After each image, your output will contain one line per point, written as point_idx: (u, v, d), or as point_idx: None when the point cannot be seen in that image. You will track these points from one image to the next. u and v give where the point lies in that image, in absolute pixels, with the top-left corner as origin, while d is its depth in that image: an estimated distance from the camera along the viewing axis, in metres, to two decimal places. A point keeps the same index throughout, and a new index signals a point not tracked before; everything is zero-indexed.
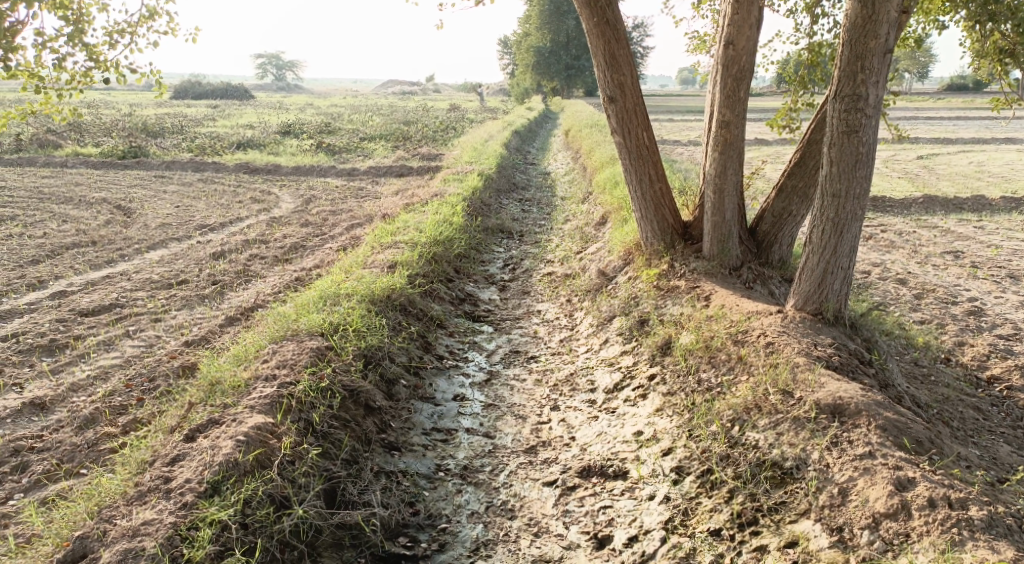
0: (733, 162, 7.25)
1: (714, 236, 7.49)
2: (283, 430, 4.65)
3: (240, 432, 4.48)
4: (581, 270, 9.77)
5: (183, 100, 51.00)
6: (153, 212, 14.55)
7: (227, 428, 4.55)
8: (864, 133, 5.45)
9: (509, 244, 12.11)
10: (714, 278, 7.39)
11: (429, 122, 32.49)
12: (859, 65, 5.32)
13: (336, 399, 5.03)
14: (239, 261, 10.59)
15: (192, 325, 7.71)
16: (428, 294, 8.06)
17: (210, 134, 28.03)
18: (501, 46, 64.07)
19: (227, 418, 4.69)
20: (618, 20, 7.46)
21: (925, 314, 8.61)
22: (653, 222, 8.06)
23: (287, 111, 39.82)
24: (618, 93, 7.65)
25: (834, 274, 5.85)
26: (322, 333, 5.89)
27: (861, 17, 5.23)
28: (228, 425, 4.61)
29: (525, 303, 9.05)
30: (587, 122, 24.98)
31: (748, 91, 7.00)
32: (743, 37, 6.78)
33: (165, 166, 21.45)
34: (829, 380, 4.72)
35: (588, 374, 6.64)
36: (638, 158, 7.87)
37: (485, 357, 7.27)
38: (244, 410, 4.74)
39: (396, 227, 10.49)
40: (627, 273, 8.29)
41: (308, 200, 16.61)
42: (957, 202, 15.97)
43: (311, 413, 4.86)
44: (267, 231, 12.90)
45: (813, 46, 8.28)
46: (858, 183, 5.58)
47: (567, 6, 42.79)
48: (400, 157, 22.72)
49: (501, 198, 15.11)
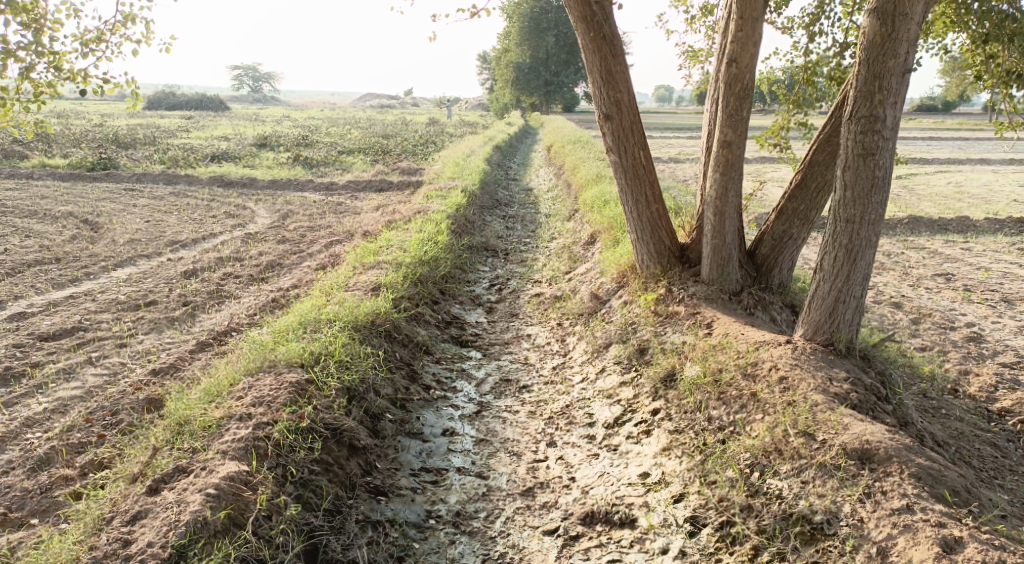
0: (734, 183, 6.94)
1: (714, 260, 7.18)
2: (260, 480, 4.23)
3: (211, 485, 4.06)
4: (571, 291, 9.42)
5: (156, 110, 50.35)
6: (122, 227, 14.01)
7: (197, 480, 4.13)
8: (881, 157, 5.17)
9: (494, 263, 11.73)
10: (714, 304, 7.06)
11: (408, 136, 32.13)
12: (877, 85, 5.05)
13: (318, 441, 4.60)
14: (212, 281, 10.11)
15: (161, 353, 7.24)
16: (413, 319, 7.66)
17: (183, 146, 27.44)
18: (481, 61, 64.06)
19: (197, 466, 4.27)
20: (615, 36, 7.16)
21: (925, 341, 8.35)
22: (649, 244, 7.72)
23: (263, 123, 39.27)
24: (614, 111, 7.34)
25: (845, 304, 5.54)
26: (302, 364, 5.43)
27: (879, 35, 4.98)
28: (198, 475, 4.19)
29: (513, 326, 8.67)
30: (569, 138, 24.77)
31: (751, 110, 6.71)
32: (746, 54, 6.50)
33: (136, 178, 20.84)
34: (855, 422, 4.46)
35: (584, 406, 6.27)
36: (635, 178, 7.56)
37: (474, 387, 6.87)
38: (215, 456, 4.31)
39: (378, 246, 10.07)
40: (622, 297, 7.95)
41: (285, 215, 16.12)
42: (941, 223, 15.87)
43: (290, 458, 4.43)
44: (242, 248, 12.44)
45: (807, 63, 7.99)
46: (873, 209, 5.29)
47: (547, 23, 42.84)
48: (380, 171, 22.30)
49: (484, 215, 14.75)
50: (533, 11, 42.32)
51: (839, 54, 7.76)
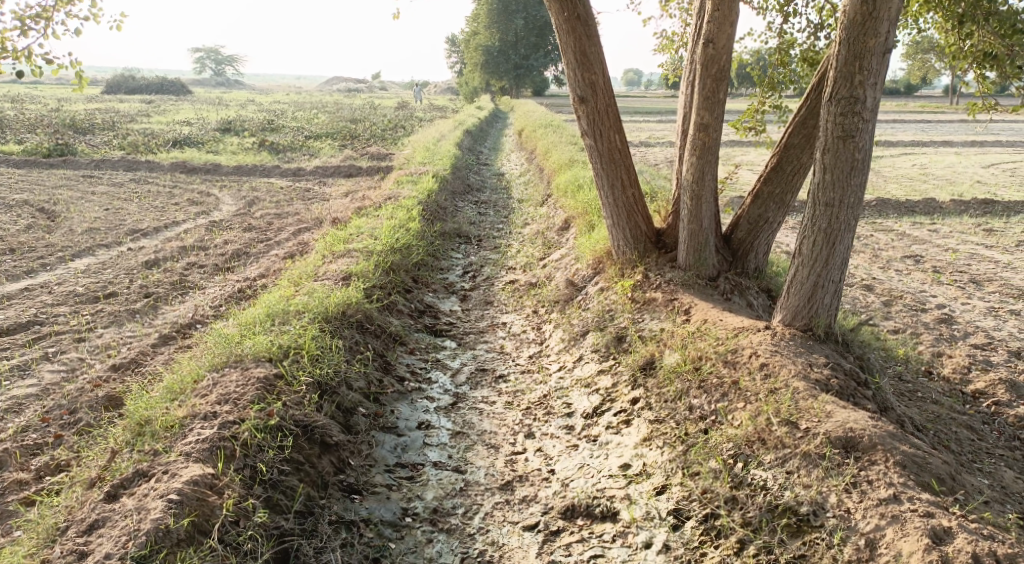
0: (711, 166, 6.84)
1: (690, 245, 7.09)
2: (226, 483, 4.05)
3: (173, 491, 3.88)
4: (546, 278, 9.29)
5: (116, 95, 49.11)
6: (81, 217, 13.57)
7: (158, 485, 3.94)
8: (860, 139, 5.10)
9: (467, 250, 11.57)
10: (691, 290, 6.99)
11: (377, 120, 31.69)
12: (857, 66, 4.97)
13: (288, 440, 4.44)
14: (175, 272, 9.81)
15: (122, 348, 6.98)
16: (385, 308, 7.47)
17: (144, 131, 26.75)
18: (449, 44, 63.40)
19: (158, 470, 4.07)
20: (589, 16, 7.00)
21: (898, 322, 8.36)
22: (625, 230, 7.61)
23: (227, 108, 38.51)
24: (589, 93, 7.19)
25: (825, 288, 5.47)
26: (270, 359, 5.23)
27: (860, 13, 4.89)
28: (160, 479, 4.00)
29: (488, 315, 8.52)
30: (540, 121, 24.59)
31: (727, 92, 6.61)
32: (723, 35, 6.39)
33: (95, 165, 20.26)
34: (837, 409, 4.44)
35: (562, 396, 6.16)
36: (610, 162, 7.43)
37: (449, 377, 6.73)
38: (178, 458, 4.12)
39: (348, 233, 9.84)
40: (597, 283, 7.84)
41: (250, 202, 15.77)
42: (909, 204, 16.02)
43: (258, 458, 4.26)
44: (207, 237, 12.12)
45: (781, 45, 7.94)
46: (852, 191, 5.22)
47: (515, 6, 42.51)
48: (348, 157, 21.95)
49: (456, 201, 14.56)
50: None
51: (813, 35, 7.70)
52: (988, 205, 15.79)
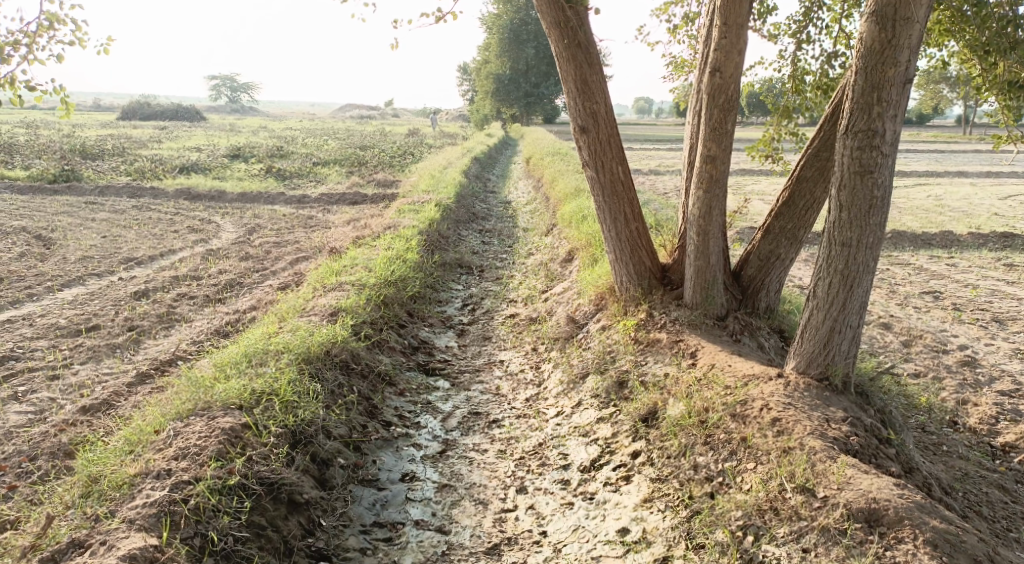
0: (718, 201, 6.46)
1: (697, 283, 6.69)
2: (168, 557, 3.76)
3: None
4: (547, 313, 8.90)
5: (129, 120, 49.46)
6: (77, 244, 13.33)
7: (89, 560, 3.66)
8: (879, 174, 4.71)
9: (468, 281, 11.21)
10: (699, 331, 6.59)
11: (386, 147, 31.57)
12: (875, 96, 4.60)
13: (245, 504, 4.14)
14: (164, 303, 9.50)
15: (96, 387, 6.64)
16: (375, 346, 7.10)
17: (152, 156, 26.70)
18: (461, 72, 63.70)
19: (95, 540, 3.81)
20: (591, 43, 6.70)
21: (918, 366, 7.91)
22: (629, 265, 7.22)
23: (237, 133, 38.61)
24: (590, 123, 6.86)
25: (842, 334, 5.05)
26: (240, 407, 4.84)
27: (878, 40, 4.53)
28: (94, 551, 3.73)
29: (485, 351, 8.13)
30: (548, 149, 24.34)
31: (735, 123, 6.25)
32: (730, 63, 6.05)
33: (99, 190, 20.11)
34: (858, 475, 4.06)
35: (558, 445, 5.73)
36: (613, 194, 7.07)
37: (440, 421, 6.32)
38: (119, 526, 3.85)
39: (343, 264, 9.50)
40: (599, 321, 7.45)
41: (251, 230, 15.51)
42: (925, 237, 15.57)
43: (211, 525, 3.98)
44: (201, 266, 11.82)
45: (795, 72, 7.62)
46: (871, 231, 4.82)
47: (526, 35, 42.62)
48: (354, 184, 21.73)
49: (459, 230, 14.24)
50: (513, 23, 42.05)
51: (829, 61, 7.38)
52: (1008, 239, 15.32)
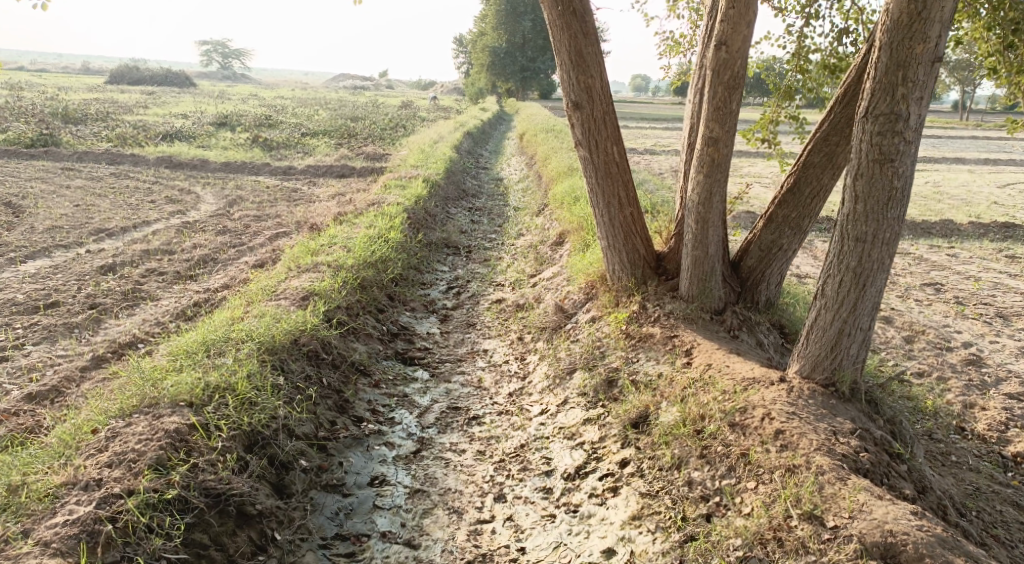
0: (719, 186, 6.01)
1: (694, 274, 6.26)
2: None
3: None
4: (535, 299, 8.47)
5: (117, 84, 48.43)
6: (48, 213, 12.80)
7: None
8: (900, 163, 4.26)
9: (454, 261, 10.76)
10: (695, 325, 6.16)
11: (378, 119, 30.86)
12: (900, 76, 4.14)
13: (180, 525, 3.87)
14: (131, 280, 9.02)
15: (46, 372, 6.20)
16: (348, 333, 6.67)
17: (136, 122, 25.94)
18: (456, 44, 62.66)
19: None
20: (587, 12, 6.21)
21: (922, 364, 7.50)
22: (622, 253, 6.78)
23: (227, 100, 37.83)
24: (584, 98, 6.37)
25: (851, 337, 4.61)
26: (189, 404, 4.48)
27: (907, 13, 4.06)
28: None
29: (468, 339, 7.69)
30: (543, 125, 23.76)
31: (740, 102, 5.77)
32: (738, 36, 5.54)
33: (78, 156, 19.46)
34: (872, 502, 3.76)
35: (541, 448, 5.32)
36: (607, 176, 6.61)
37: (416, 417, 5.89)
38: (32, 549, 3.59)
39: (320, 242, 9.02)
40: (589, 311, 7.02)
41: (232, 201, 14.99)
42: (924, 226, 15.17)
43: (139, 549, 3.73)
44: (175, 239, 11.34)
45: (801, 51, 7.17)
46: (888, 226, 4.37)
47: (524, 8, 41.68)
48: (343, 156, 21.14)
49: (448, 207, 13.74)
50: None
51: (837, 40, 6.97)
52: (1009, 230, 14.94)
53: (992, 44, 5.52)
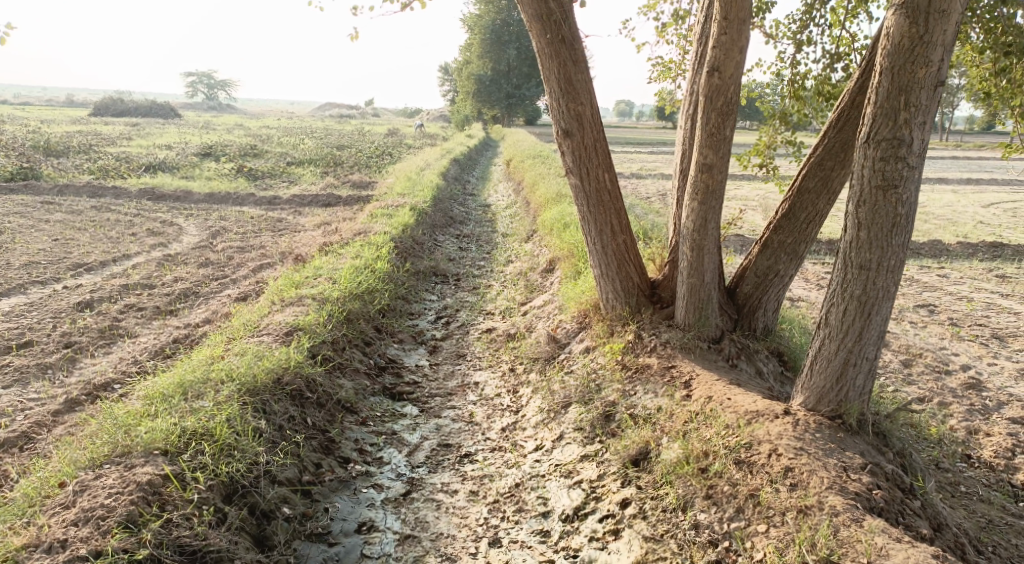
0: (714, 213, 5.87)
1: (690, 302, 6.10)
2: None
3: None
4: (526, 329, 8.28)
5: (100, 116, 48.21)
6: (25, 247, 12.51)
7: None
8: (905, 189, 4.13)
9: (442, 290, 10.57)
10: (693, 355, 5.98)
11: (364, 147, 30.78)
12: (902, 100, 4.02)
13: None
14: (108, 317, 8.76)
15: (16, 417, 5.93)
16: (335, 369, 6.45)
17: (119, 154, 25.70)
18: (441, 72, 62.97)
19: None
20: (577, 39, 6.09)
21: (923, 389, 7.33)
22: (615, 281, 6.62)
23: (212, 131, 37.64)
24: (574, 126, 6.24)
25: (857, 367, 4.46)
26: (164, 452, 4.29)
27: (908, 36, 3.96)
28: None
29: (459, 372, 7.47)
30: (530, 151, 23.70)
31: (734, 128, 5.65)
32: (730, 62, 5.43)
33: (58, 189, 19.18)
34: (891, 546, 3.65)
35: (537, 486, 5.11)
36: (598, 204, 6.46)
37: (406, 455, 5.67)
38: None
39: (304, 274, 8.80)
40: (583, 341, 6.83)
41: (215, 233, 14.75)
42: (914, 247, 15.11)
43: None
44: (156, 273, 11.09)
45: (794, 75, 7.15)
46: (893, 253, 4.23)
47: (508, 36, 41.92)
48: (328, 184, 20.97)
49: (435, 235, 13.57)
50: (494, 24, 41.42)
51: (830, 65, 6.99)
52: (998, 249, 14.90)
53: (986, 66, 5.53)
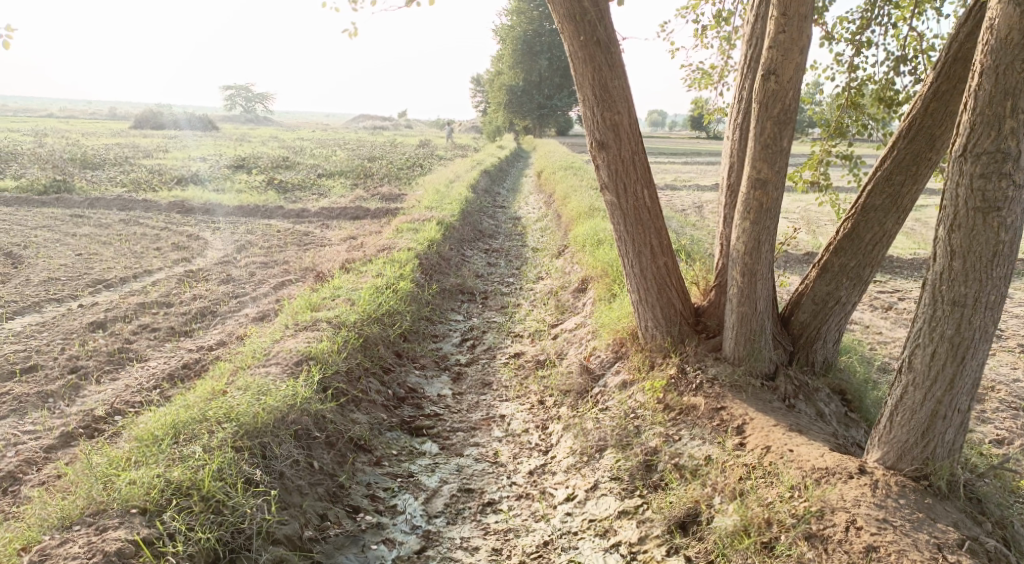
0: (769, 234, 5.25)
1: (740, 333, 5.46)
2: None
3: None
4: (557, 355, 7.69)
5: (139, 128, 48.85)
6: (47, 263, 12.25)
7: None
8: (1009, 212, 3.51)
9: (469, 309, 10.03)
10: (744, 394, 5.33)
11: (396, 158, 30.49)
12: (1008, 106, 3.41)
13: None
14: (119, 339, 8.36)
15: (6, 453, 5.51)
16: (349, 402, 5.94)
17: (153, 166, 25.70)
18: (474, 83, 62.85)
19: None
20: (613, 42, 5.52)
21: (998, 428, 6.58)
22: (655, 308, 6.00)
23: (247, 143, 37.78)
24: (610, 137, 5.65)
25: (946, 420, 3.84)
26: (142, 512, 3.94)
27: (1017, 30, 3.35)
28: None
29: (484, 402, 6.90)
30: (562, 162, 23.10)
31: (793, 139, 5.02)
32: (790, 64, 4.80)
33: (89, 202, 19.09)
34: None
35: (567, 547, 4.56)
36: (637, 223, 5.86)
37: (423, 503, 5.10)
38: None
39: (322, 294, 8.32)
40: (619, 374, 6.21)
41: (240, 247, 14.43)
42: None
43: None
44: (175, 290, 10.73)
45: (852, 82, 6.58)
46: (993, 286, 3.61)
47: (540, 47, 41.44)
48: (358, 197, 20.62)
49: (463, 250, 13.04)
50: (526, 35, 41.03)
51: (893, 70, 6.45)
52: None
53: None
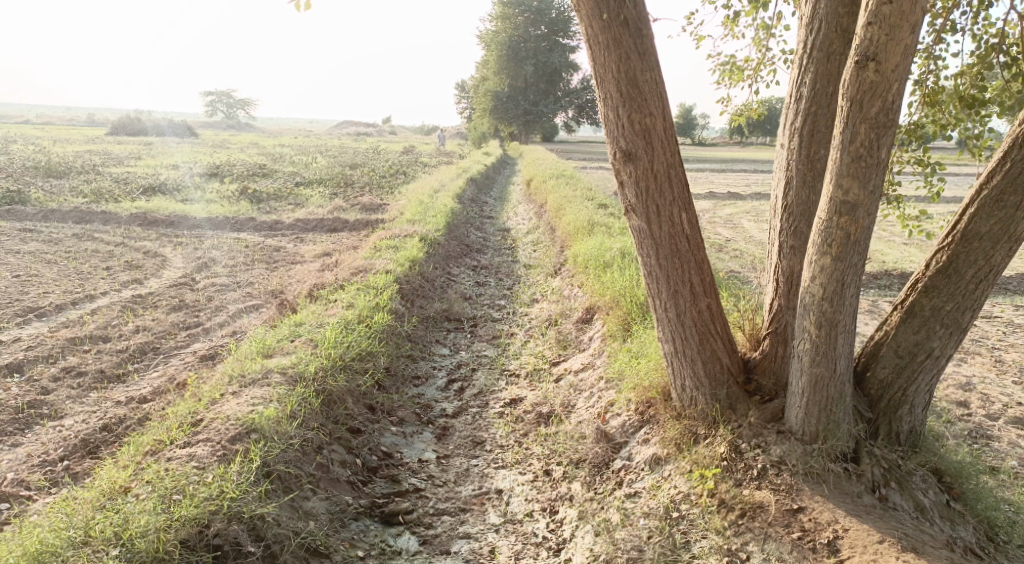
0: (855, 275, 3.96)
1: (813, 402, 4.19)
2: None
3: None
4: (563, 406, 6.33)
5: (113, 135, 47.12)
6: None
7: None
8: None
9: (456, 339, 8.65)
10: (825, 488, 4.13)
11: (378, 166, 29.10)
12: None
13: None
14: (36, 386, 6.94)
15: None
16: (302, 491, 4.60)
17: (119, 175, 24.10)
18: (459, 90, 61.63)
19: None
20: (643, 21, 4.22)
21: None
22: (694, 364, 4.69)
23: (224, 151, 36.18)
24: (639, 146, 4.34)
25: None
26: None
27: None
28: None
29: (477, 468, 5.54)
30: (553, 171, 21.82)
31: (892, 149, 3.74)
32: (896, 46, 3.52)
33: (43, 215, 17.53)
34: None
35: None
36: (673, 254, 4.54)
37: None
38: None
39: (279, 332, 6.89)
40: (651, 448, 4.96)
41: (201, 265, 12.96)
42: None
43: None
44: (116, 320, 9.29)
45: (926, 76, 5.31)
46: None
47: (526, 53, 40.45)
48: (336, 207, 19.19)
49: (448, 269, 11.67)
50: (511, 40, 40.08)
51: (981, 62, 5.19)
52: None
53: None
